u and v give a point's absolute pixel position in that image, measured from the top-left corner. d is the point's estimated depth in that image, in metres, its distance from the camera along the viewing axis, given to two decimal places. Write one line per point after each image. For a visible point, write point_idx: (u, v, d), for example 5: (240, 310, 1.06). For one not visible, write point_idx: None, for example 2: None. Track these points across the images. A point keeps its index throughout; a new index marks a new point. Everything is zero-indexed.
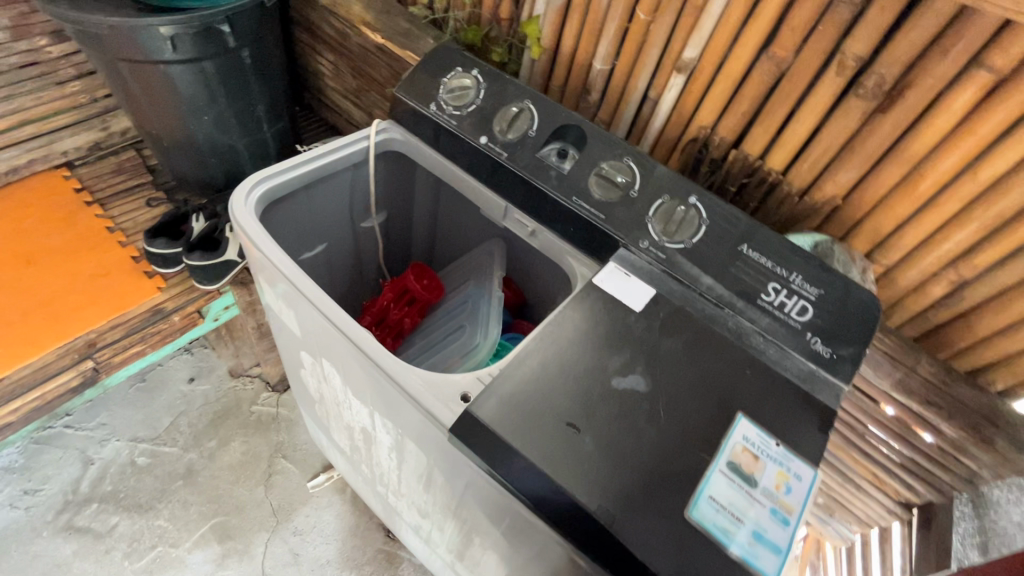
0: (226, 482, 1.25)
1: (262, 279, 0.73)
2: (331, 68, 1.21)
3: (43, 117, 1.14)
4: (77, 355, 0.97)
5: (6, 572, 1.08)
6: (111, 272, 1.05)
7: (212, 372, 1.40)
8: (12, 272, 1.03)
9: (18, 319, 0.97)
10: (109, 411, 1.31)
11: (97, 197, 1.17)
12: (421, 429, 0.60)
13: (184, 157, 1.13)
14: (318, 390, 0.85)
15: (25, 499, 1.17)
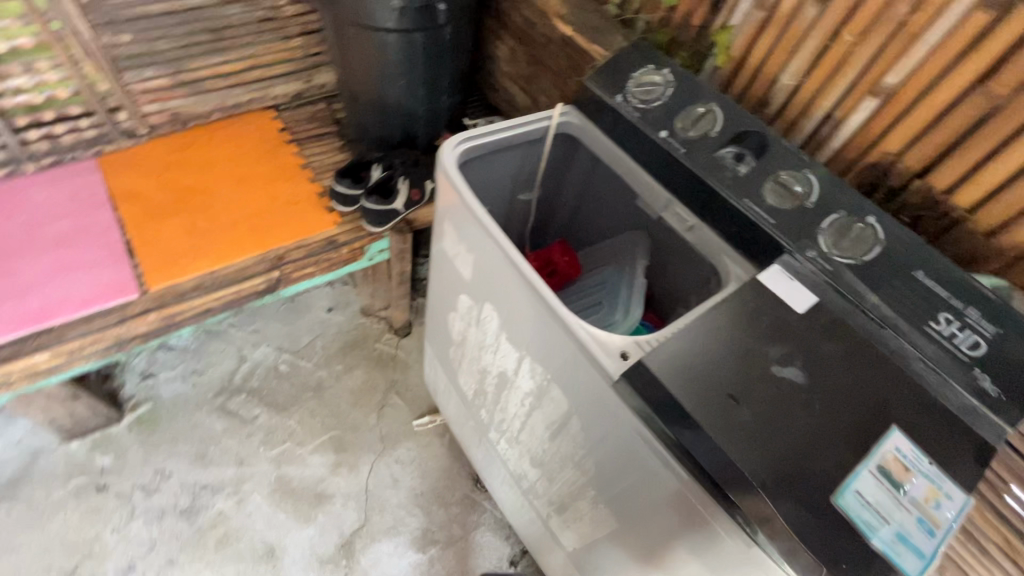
0: (346, 403, 1.41)
1: (449, 223, 0.84)
2: (508, 53, 1.31)
3: (268, 65, 1.34)
4: (268, 265, 1.15)
5: (172, 432, 1.31)
6: (300, 202, 1.23)
7: (348, 306, 1.57)
8: (228, 189, 1.24)
9: (230, 226, 1.17)
10: (263, 320, 1.51)
11: (295, 137, 1.37)
12: (576, 376, 0.69)
13: (370, 114, 1.29)
14: (463, 332, 0.96)
15: (193, 378, 1.39)
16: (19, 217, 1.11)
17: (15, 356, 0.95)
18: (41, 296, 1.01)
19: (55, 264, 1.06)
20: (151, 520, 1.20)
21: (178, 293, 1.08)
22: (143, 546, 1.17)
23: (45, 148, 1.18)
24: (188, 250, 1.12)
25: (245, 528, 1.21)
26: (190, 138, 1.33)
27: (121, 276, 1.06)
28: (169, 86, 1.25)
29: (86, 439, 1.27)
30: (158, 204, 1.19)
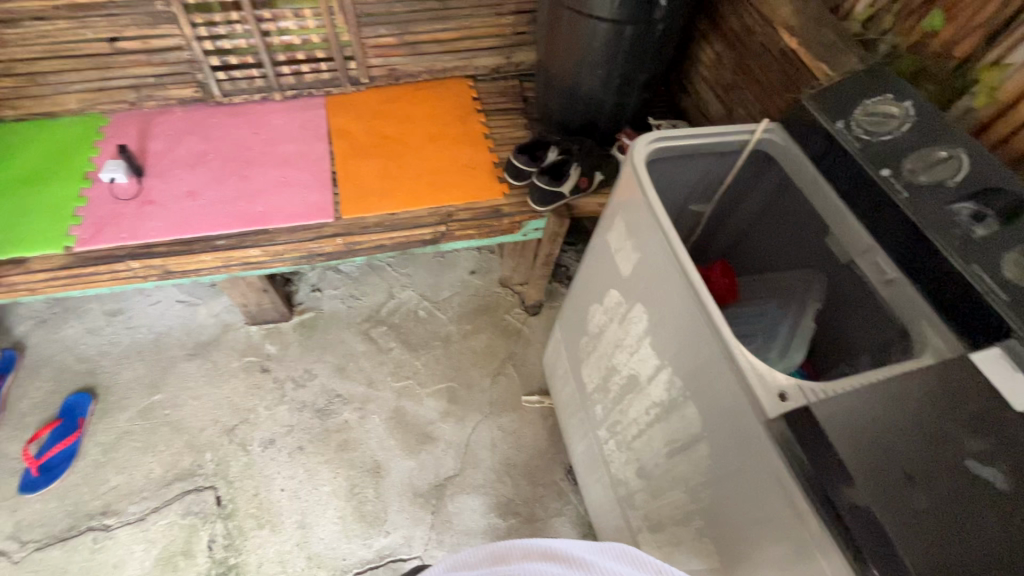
0: (468, 360, 1.51)
1: (622, 216, 0.85)
2: (713, 58, 1.26)
3: (478, 37, 1.44)
4: (438, 219, 1.25)
5: (324, 341, 1.50)
6: (478, 168, 1.32)
7: (489, 273, 1.66)
8: (420, 144, 1.37)
9: (415, 177, 1.29)
10: (415, 266, 1.66)
11: (484, 108, 1.46)
12: (720, 402, 0.66)
13: (559, 98, 1.32)
14: (603, 326, 0.97)
15: (349, 301, 1.57)
16: (261, 135, 1.34)
17: (237, 246, 1.15)
18: (264, 203, 1.21)
19: (279, 179, 1.26)
20: (294, 409, 1.38)
21: (362, 226, 1.22)
22: (283, 428, 1.35)
23: (291, 82, 1.40)
24: (379, 191, 1.26)
25: (362, 441, 1.35)
26: (398, 93, 1.48)
27: (324, 201, 1.23)
28: (394, 45, 1.40)
29: (261, 327, 1.50)
30: (362, 146, 1.35)
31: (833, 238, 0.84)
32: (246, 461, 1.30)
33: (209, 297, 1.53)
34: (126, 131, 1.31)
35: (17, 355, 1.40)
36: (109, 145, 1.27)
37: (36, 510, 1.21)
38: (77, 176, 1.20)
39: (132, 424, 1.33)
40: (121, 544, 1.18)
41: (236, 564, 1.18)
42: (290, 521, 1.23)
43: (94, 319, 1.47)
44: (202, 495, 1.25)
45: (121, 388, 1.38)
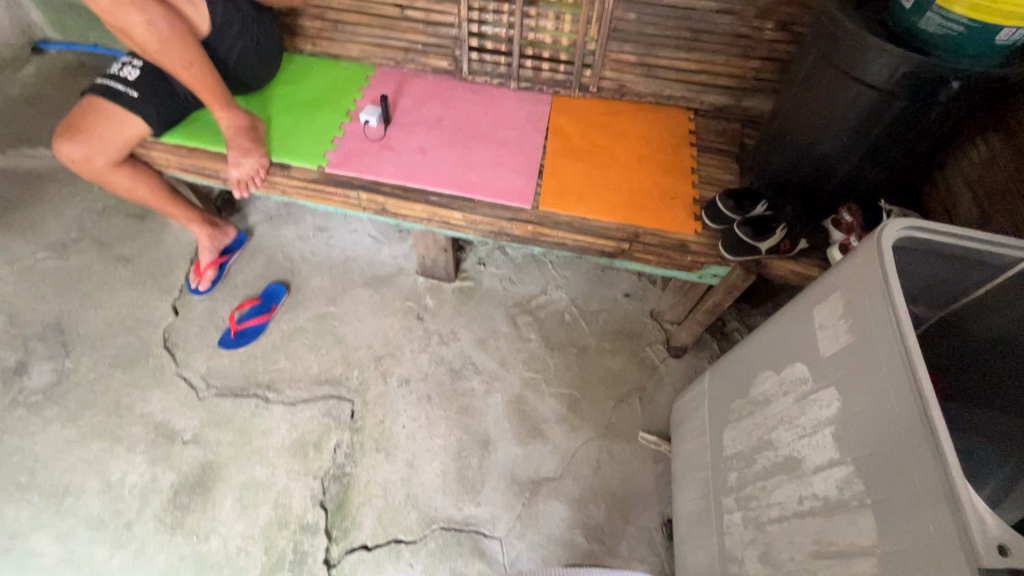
0: (597, 377, 1.51)
1: (843, 295, 0.79)
2: (983, 157, 1.12)
3: (717, 74, 1.42)
4: (625, 236, 1.27)
5: (474, 310, 1.60)
6: (677, 199, 1.32)
7: (642, 301, 1.65)
8: (627, 161, 1.40)
9: (614, 190, 1.33)
10: (574, 271, 1.69)
11: (699, 143, 1.45)
12: (911, 525, 0.60)
13: (785, 154, 1.27)
14: (770, 396, 0.92)
15: (507, 283, 1.66)
16: (490, 115, 1.46)
17: (446, 205, 1.28)
18: (476, 174, 1.33)
19: (495, 158, 1.37)
20: (433, 360, 1.50)
21: (554, 221, 1.28)
22: (419, 374, 1.47)
23: (529, 75, 1.51)
24: (578, 194, 1.31)
25: (481, 413, 1.43)
26: (618, 107, 1.52)
27: (528, 188, 1.32)
28: (633, 63, 1.44)
29: (427, 280, 1.65)
30: (573, 147, 1.42)
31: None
32: (383, 390, 1.44)
33: (394, 240, 1.71)
34: (386, 83, 1.51)
35: (246, 239, 1.66)
36: (371, 91, 1.48)
37: (225, 364, 1.45)
38: (342, 112, 1.42)
39: (308, 323, 1.53)
40: (274, 418, 1.37)
41: (351, 473, 1.32)
42: (402, 456, 1.35)
43: (304, 228, 1.72)
44: (342, 405, 1.41)
45: (308, 290, 1.59)
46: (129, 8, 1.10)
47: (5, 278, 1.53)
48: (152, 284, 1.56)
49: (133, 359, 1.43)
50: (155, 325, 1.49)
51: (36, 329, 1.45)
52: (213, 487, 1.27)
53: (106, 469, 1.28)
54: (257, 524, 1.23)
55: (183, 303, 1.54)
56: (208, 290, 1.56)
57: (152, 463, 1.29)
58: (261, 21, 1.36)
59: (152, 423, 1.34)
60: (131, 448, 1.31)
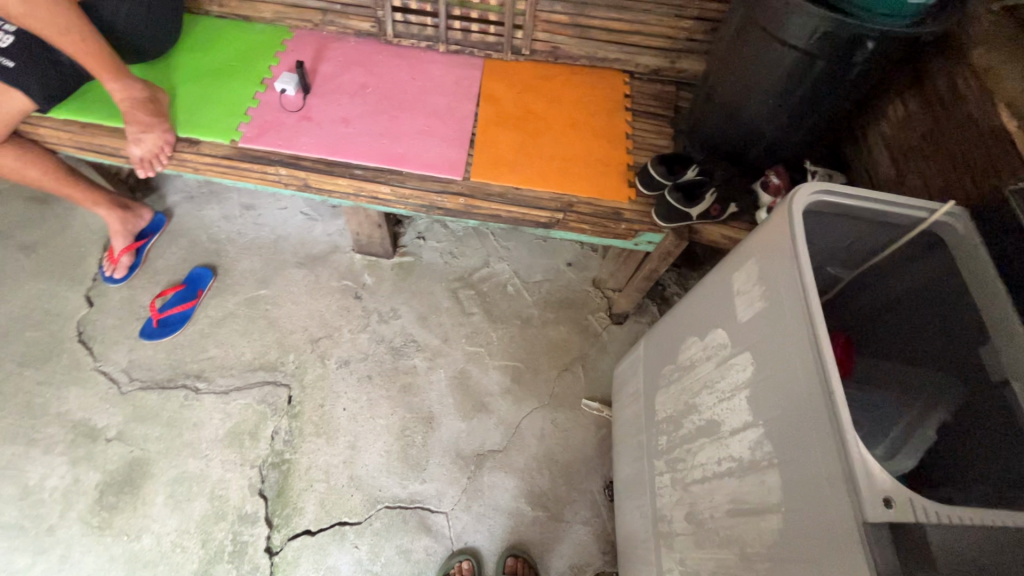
0: (541, 348, 1.51)
1: (758, 260, 0.80)
2: (900, 117, 1.15)
3: (650, 35, 1.39)
4: (559, 206, 1.25)
5: (414, 286, 1.56)
6: (611, 166, 1.30)
7: (584, 269, 1.65)
8: (561, 127, 1.36)
9: (548, 158, 1.30)
10: (516, 242, 1.67)
11: (634, 108, 1.42)
12: (811, 484, 0.62)
13: (716, 117, 1.26)
14: (695, 361, 0.94)
15: (447, 256, 1.62)
16: (417, 81, 1.39)
17: (372, 179, 1.22)
18: (404, 146, 1.27)
19: (424, 127, 1.31)
20: (373, 340, 1.46)
21: (486, 193, 1.24)
22: (358, 355, 1.44)
23: (458, 37, 1.43)
24: (510, 163, 1.28)
25: (424, 391, 1.41)
26: (552, 71, 1.47)
27: (458, 158, 1.27)
28: (564, 24, 1.39)
29: (364, 257, 1.59)
30: (506, 115, 1.36)
31: (999, 345, 0.75)
32: (321, 373, 1.40)
33: (328, 216, 1.63)
34: (304, 48, 1.40)
35: (164, 221, 1.55)
36: (287, 58, 1.38)
37: (149, 356, 1.37)
38: (256, 80, 1.32)
39: (237, 307, 1.46)
40: (205, 408, 1.32)
41: (290, 459, 1.29)
42: (344, 439, 1.32)
43: (229, 206, 1.62)
44: (278, 390, 1.36)
45: (236, 273, 1.51)
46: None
47: None
48: (60, 274, 1.44)
49: (44, 356, 1.33)
50: (67, 318, 1.39)
51: None
52: (142, 483, 1.22)
53: (22, 473, 1.20)
54: (192, 518, 1.19)
55: (97, 293, 1.43)
56: (124, 278, 1.45)
57: (72, 464, 1.22)
58: None
59: (71, 422, 1.26)
60: (48, 449, 1.23)
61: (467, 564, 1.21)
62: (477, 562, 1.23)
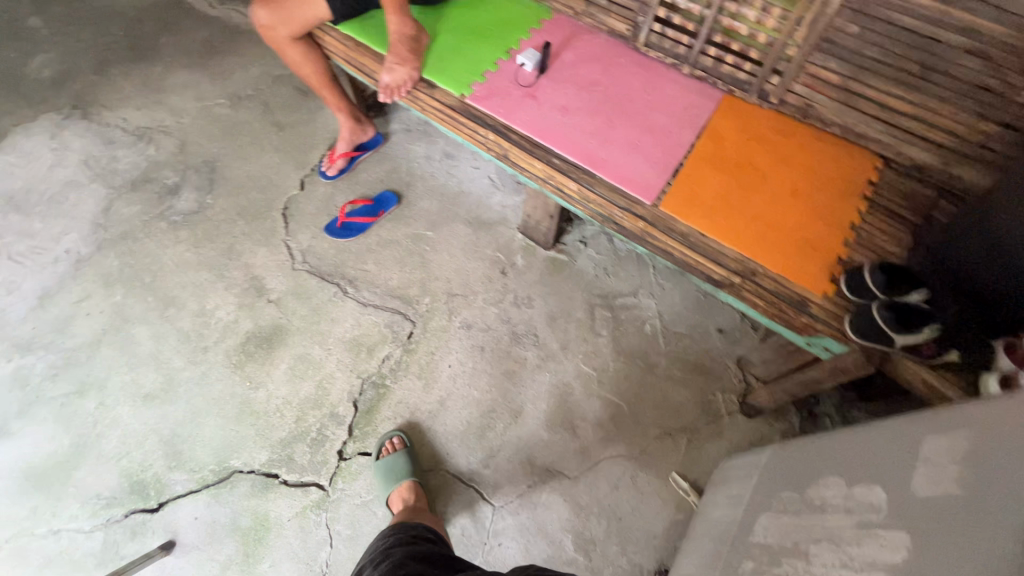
0: (652, 399, 1.41)
1: (972, 440, 0.63)
2: None
3: (933, 125, 1.16)
4: (739, 269, 1.13)
5: (558, 285, 1.55)
6: (818, 251, 1.14)
7: (734, 343, 1.49)
8: (778, 189, 1.22)
9: (749, 216, 1.18)
10: (674, 285, 1.56)
11: (874, 198, 1.21)
12: None
13: (972, 248, 0.94)
14: (827, 507, 0.79)
15: (600, 270, 1.58)
16: (648, 95, 1.34)
17: (566, 171, 1.22)
18: (608, 151, 1.24)
19: (635, 141, 1.27)
20: (500, 317, 1.50)
21: (668, 227, 1.17)
22: (480, 324, 1.48)
23: (706, 64, 1.34)
24: (706, 207, 1.18)
25: (523, 384, 1.41)
26: (794, 128, 1.31)
27: (655, 182, 1.21)
28: (831, 83, 1.23)
29: (524, 239, 1.62)
30: (723, 157, 1.26)
31: None
32: (445, 325, 1.47)
33: (509, 190, 1.69)
34: (557, 31, 1.43)
35: (381, 142, 1.74)
36: (539, 36, 1.41)
37: (324, 248, 1.56)
38: (503, 48, 1.38)
39: (404, 238, 1.60)
40: (345, 310, 1.47)
41: (388, 386, 1.38)
42: (437, 392, 1.39)
43: (433, 149, 1.76)
44: (403, 323, 1.47)
45: (415, 209, 1.65)
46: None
47: (189, 113, 1.76)
48: (292, 156, 1.70)
49: (256, 214, 1.59)
50: (283, 192, 1.64)
51: (196, 161, 1.67)
52: (276, 347, 1.40)
53: (205, 296, 1.46)
54: (297, 394, 1.35)
55: (310, 181, 1.67)
56: (334, 177, 1.67)
57: (239, 307, 1.45)
58: None
59: (252, 274, 1.50)
60: (229, 287, 1.48)
61: (396, 439, 1.29)
62: (406, 435, 1.32)
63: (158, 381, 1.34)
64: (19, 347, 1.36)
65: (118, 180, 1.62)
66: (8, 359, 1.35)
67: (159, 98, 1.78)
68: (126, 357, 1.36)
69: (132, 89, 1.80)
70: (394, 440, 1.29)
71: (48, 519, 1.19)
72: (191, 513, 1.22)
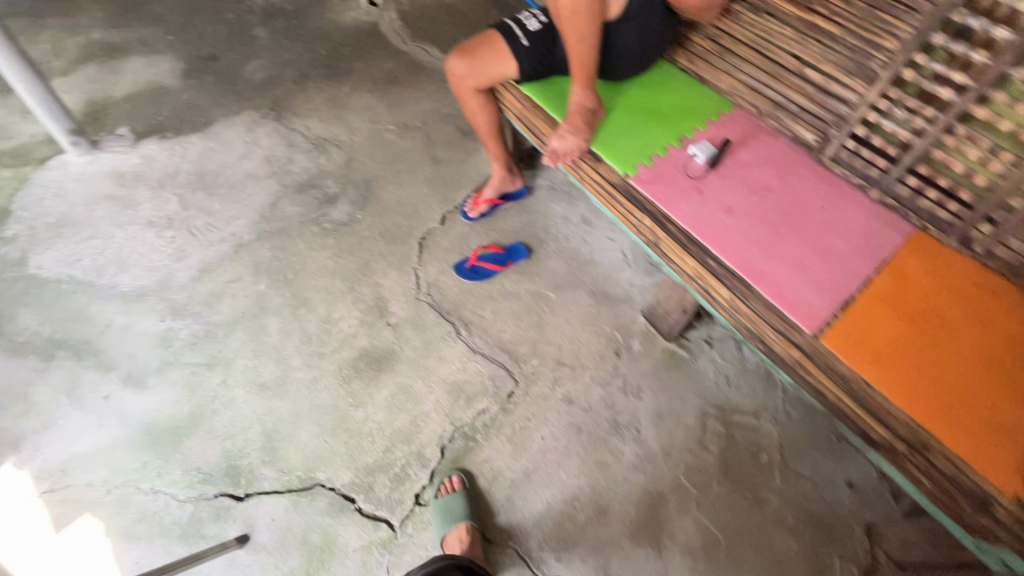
0: (754, 541, 1.26)
1: None
2: None
3: None
4: (906, 436, 0.98)
5: (672, 382, 1.45)
6: (1014, 442, 0.95)
7: (864, 505, 1.29)
8: (970, 354, 1.04)
9: (928, 378, 1.02)
10: (803, 417, 1.40)
11: None
12: None
13: None
14: None
15: (721, 378, 1.46)
16: (826, 213, 1.23)
17: (720, 276, 1.15)
18: (771, 265, 1.15)
19: (803, 260, 1.16)
20: (604, 400, 1.42)
21: (827, 365, 1.05)
22: (582, 402, 1.42)
23: (901, 194, 1.20)
24: (876, 354, 1.05)
25: (614, 481, 1.32)
26: (1001, 285, 1.12)
27: (820, 312, 1.09)
28: None
29: (646, 324, 1.55)
30: (904, 299, 1.11)
31: None
32: (546, 393, 1.43)
33: (641, 269, 1.64)
34: (735, 127, 1.37)
35: (524, 195, 1.77)
36: (716, 129, 1.37)
37: (449, 285, 1.59)
38: (675, 134, 1.34)
39: (525, 293, 1.59)
40: (454, 352, 1.48)
41: (478, 442, 1.36)
42: (524, 462, 1.33)
43: (573, 212, 1.76)
44: (506, 380, 1.44)
45: (543, 267, 1.64)
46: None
47: (362, 132, 1.92)
48: (440, 191, 1.78)
49: (396, 238, 1.67)
50: (424, 223, 1.71)
51: (357, 178, 1.80)
52: (383, 371, 1.43)
53: (333, 305, 1.54)
54: (391, 424, 1.36)
55: (451, 217, 1.73)
56: (473, 219, 1.71)
57: (360, 323, 1.51)
58: (664, 34, 1.31)
59: (378, 294, 1.57)
60: (355, 301, 1.55)
61: (456, 478, 1.29)
62: (470, 478, 1.31)
63: (274, 374, 1.41)
64: (173, 311, 1.50)
65: (289, 180, 1.78)
66: (162, 319, 1.49)
67: (340, 114, 1.96)
68: (254, 344, 1.46)
69: (320, 102, 2.00)
70: (454, 479, 1.28)
71: (152, 478, 1.27)
72: (270, 514, 1.25)
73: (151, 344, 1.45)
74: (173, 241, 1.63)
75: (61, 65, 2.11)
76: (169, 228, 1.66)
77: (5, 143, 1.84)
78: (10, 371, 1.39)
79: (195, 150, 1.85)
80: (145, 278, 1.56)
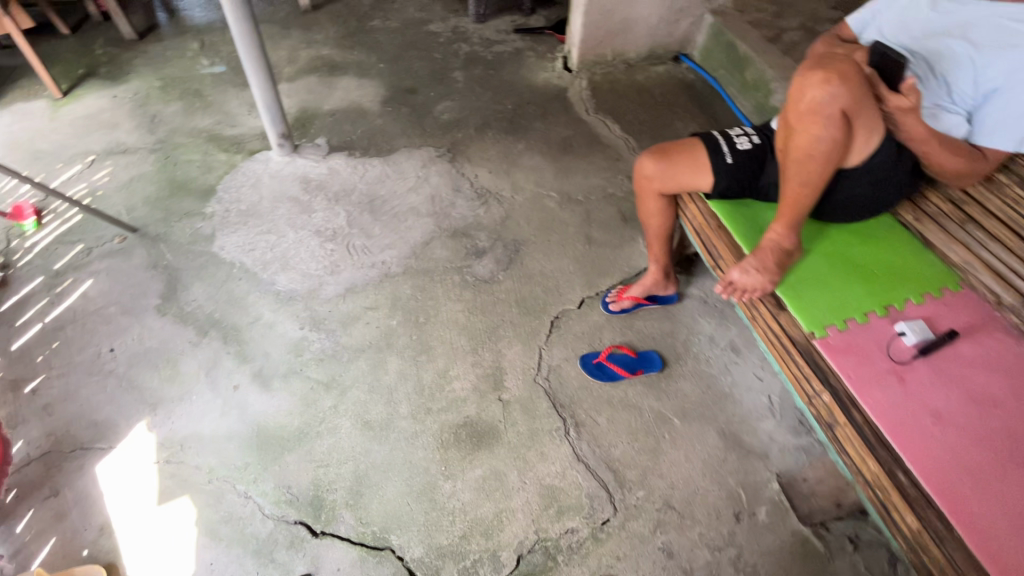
0: None
1: None
2: None
3: None
4: None
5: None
6: None
7: None
8: None
9: None
10: None
11: None
12: None
13: None
14: None
15: None
16: None
17: (910, 500, 0.92)
18: (984, 506, 0.90)
19: None
20: (709, 568, 1.23)
21: None
22: (683, 561, 1.24)
23: None
24: None
25: None
26: None
27: None
28: None
29: (779, 493, 1.33)
30: None
31: None
32: (645, 535, 1.27)
33: (786, 425, 1.43)
34: (962, 311, 1.13)
35: (672, 301, 1.65)
36: (936, 307, 1.14)
37: (570, 375, 1.51)
38: (882, 302, 1.15)
39: (648, 410, 1.45)
40: (558, 452, 1.38)
41: (557, 564, 1.23)
42: None
43: (721, 334, 1.60)
44: (605, 504, 1.31)
45: (674, 387, 1.50)
46: (815, 120, 0.99)
47: (525, 193, 1.93)
48: (586, 272, 1.72)
49: (530, 310, 1.63)
50: (561, 302, 1.65)
51: (509, 238, 1.80)
52: (482, 449, 1.38)
53: (452, 361, 1.52)
54: (475, 509, 1.29)
55: (589, 303, 1.65)
56: (613, 312, 1.62)
57: (472, 388, 1.48)
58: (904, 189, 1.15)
59: (498, 363, 1.52)
60: (474, 364, 1.52)
61: None
62: None
63: (381, 415, 1.42)
64: (312, 322, 1.59)
65: (446, 223, 1.84)
66: (301, 326, 1.58)
67: (509, 170, 2.00)
68: (372, 378, 1.48)
69: (493, 153, 2.06)
70: None
71: (247, 482, 1.31)
72: (336, 562, 1.22)
73: (286, 348, 1.53)
74: (331, 254, 1.74)
75: (290, 72, 2.41)
76: (332, 241, 1.78)
77: (230, 130, 2.12)
78: (171, 337, 1.54)
79: (374, 173, 1.99)
80: (299, 283, 1.67)
